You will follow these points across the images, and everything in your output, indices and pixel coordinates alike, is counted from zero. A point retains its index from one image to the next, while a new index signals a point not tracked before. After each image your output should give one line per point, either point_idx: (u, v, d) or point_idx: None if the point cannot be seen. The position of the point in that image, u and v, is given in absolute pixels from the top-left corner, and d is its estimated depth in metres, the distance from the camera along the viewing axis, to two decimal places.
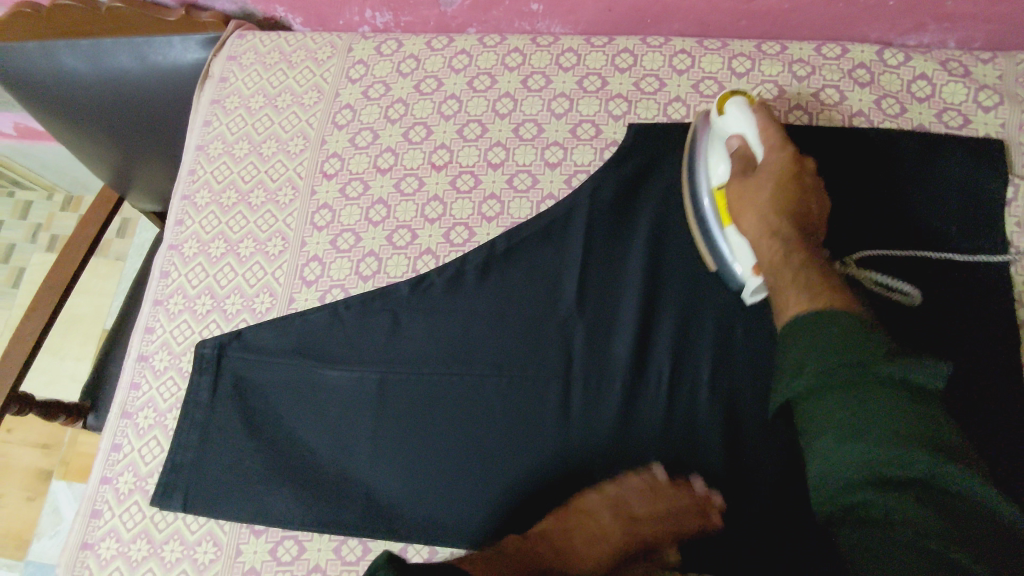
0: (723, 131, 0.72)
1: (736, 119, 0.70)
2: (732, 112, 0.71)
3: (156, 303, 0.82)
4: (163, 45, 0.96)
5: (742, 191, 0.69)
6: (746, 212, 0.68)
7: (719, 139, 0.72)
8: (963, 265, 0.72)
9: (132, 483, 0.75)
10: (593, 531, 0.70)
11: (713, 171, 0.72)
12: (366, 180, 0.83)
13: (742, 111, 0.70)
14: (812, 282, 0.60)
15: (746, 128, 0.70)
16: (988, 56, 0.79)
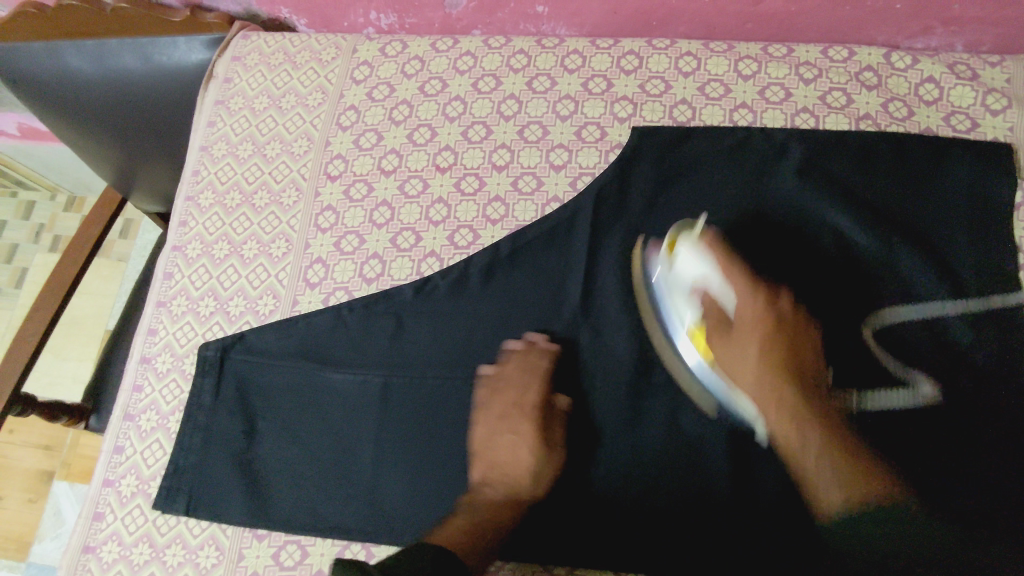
0: (680, 276, 0.70)
1: (690, 263, 0.69)
2: (686, 256, 0.69)
3: (159, 305, 0.81)
4: (167, 46, 0.96)
5: (724, 343, 0.68)
6: (737, 367, 0.67)
7: (679, 286, 0.71)
8: (973, 271, 0.72)
9: (134, 486, 0.74)
10: (509, 431, 0.71)
11: (685, 314, 0.71)
12: (371, 182, 0.82)
13: (698, 257, 0.69)
14: (831, 458, 0.58)
15: (707, 274, 0.69)
16: (996, 60, 0.78)
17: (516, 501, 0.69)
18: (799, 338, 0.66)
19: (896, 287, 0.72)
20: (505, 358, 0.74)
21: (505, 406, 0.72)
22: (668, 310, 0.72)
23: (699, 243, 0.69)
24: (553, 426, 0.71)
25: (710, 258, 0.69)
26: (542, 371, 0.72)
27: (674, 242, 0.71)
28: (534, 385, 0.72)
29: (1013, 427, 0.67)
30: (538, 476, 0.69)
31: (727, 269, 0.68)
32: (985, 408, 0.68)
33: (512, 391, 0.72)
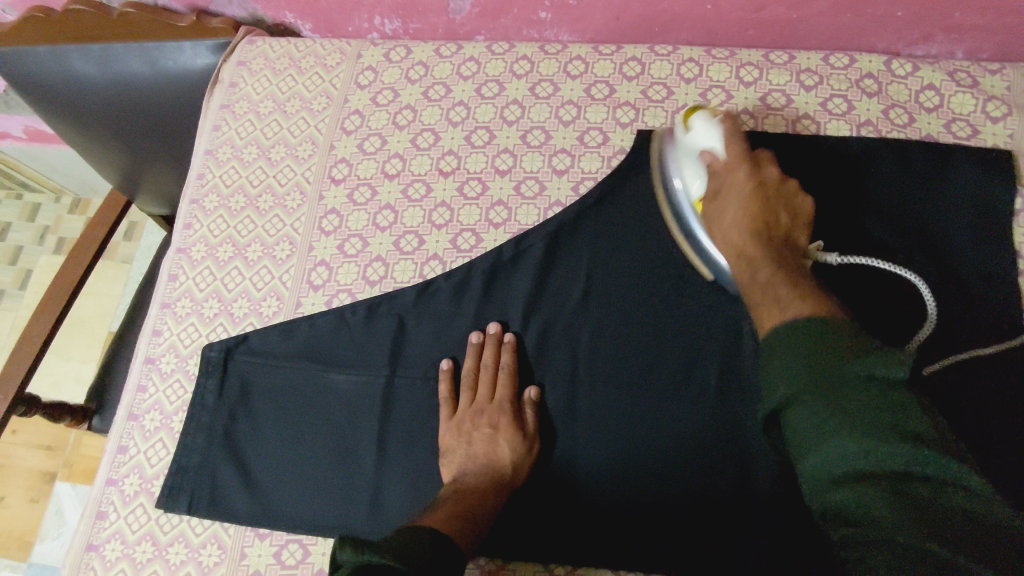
0: (690, 144, 0.70)
1: (701, 131, 0.69)
2: (698, 127, 0.70)
3: (163, 306, 0.82)
4: (174, 50, 0.97)
5: (715, 201, 0.68)
6: (722, 220, 0.67)
7: (689, 153, 0.71)
8: (974, 275, 0.72)
9: (137, 485, 0.75)
10: (484, 424, 0.72)
11: (691, 184, 0.70)
12: (374, 185, 0.83)
13: (708, 124, 0.69)
14: (788, 292, 0.58)
15: (712, 143, 0.69)
16: (997, 67, 0.79)
17: (493, 484, 0.69)
18: (781, 201, 0.66)
19: (900, 287, 0.73)
20: (472, 353, 0.75)
21: (476, 397, 0.74)
22: (674, 173, 0.72)
23: (713, 119, 0.69)
24: (526, 418, 0.73)
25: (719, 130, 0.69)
26: (507, 366, 0.74)
27: (687, 117, 0.71)
28: (502, 379, 0.74)
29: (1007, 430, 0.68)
30: (512, 462, 0.71)
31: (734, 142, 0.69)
32: (982, 413, 0.69)
33: (482, 385, 0.74)
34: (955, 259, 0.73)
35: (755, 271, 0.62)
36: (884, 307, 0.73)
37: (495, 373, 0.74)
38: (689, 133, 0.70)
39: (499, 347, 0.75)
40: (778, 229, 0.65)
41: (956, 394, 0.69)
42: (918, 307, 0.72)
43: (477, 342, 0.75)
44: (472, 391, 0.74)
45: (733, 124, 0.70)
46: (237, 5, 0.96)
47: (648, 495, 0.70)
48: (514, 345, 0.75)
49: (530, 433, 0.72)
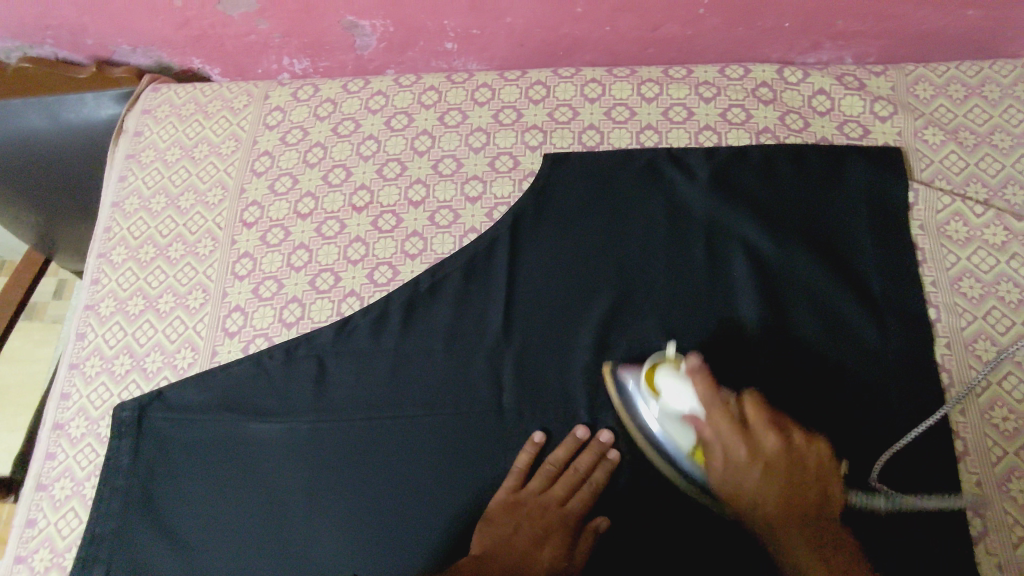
0: (667, 409, 0.65)
1: (673, 396, 0.64)
2: (667, 387, 0.64)
3: (72, 367, 0.78)
4: (76, 104, 0.96)
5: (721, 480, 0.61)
6: (734, 495, 0.60)
7: (669, 419, 0.65)
8: (877, 270, 0.73)
9: (48, 560, 0.70)
10: (539, 522, 0.69)
11: (679, 439, 0.65)
12: (287, 227, 0.82)
13: (677, 384, 0.64)
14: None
15: (689, 404, 0.63)
16: (880, 69, 0.83)
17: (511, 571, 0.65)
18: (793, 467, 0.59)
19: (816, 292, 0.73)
20: (568, 447, 0.70)
21: (549, 492, 0.70)
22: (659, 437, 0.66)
23: (678, 374, 0.64)
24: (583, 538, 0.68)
25: (689, 384, 0.63)
26: (597, 482, 0.69)
27: (652, 373, 0.67)
28: (585, 491, 0.69)
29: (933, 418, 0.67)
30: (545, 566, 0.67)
31: (708, 405, 0.61)
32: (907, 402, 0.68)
33: (562, 484, 0.70)
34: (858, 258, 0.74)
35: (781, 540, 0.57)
36: (798, 312, 0.72)
37: (581, 481, 0.69)
38: (661, 397, 0.65)
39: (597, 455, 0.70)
40: (807, 504, 0.58)
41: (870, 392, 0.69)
42: (828, 307, 0.72)
43: (580, 438, 0.70)
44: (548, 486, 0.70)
45: (702, 375, 0.62)
46: (141, 53, 0.95)
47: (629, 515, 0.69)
48: (616, 464, 0.70)
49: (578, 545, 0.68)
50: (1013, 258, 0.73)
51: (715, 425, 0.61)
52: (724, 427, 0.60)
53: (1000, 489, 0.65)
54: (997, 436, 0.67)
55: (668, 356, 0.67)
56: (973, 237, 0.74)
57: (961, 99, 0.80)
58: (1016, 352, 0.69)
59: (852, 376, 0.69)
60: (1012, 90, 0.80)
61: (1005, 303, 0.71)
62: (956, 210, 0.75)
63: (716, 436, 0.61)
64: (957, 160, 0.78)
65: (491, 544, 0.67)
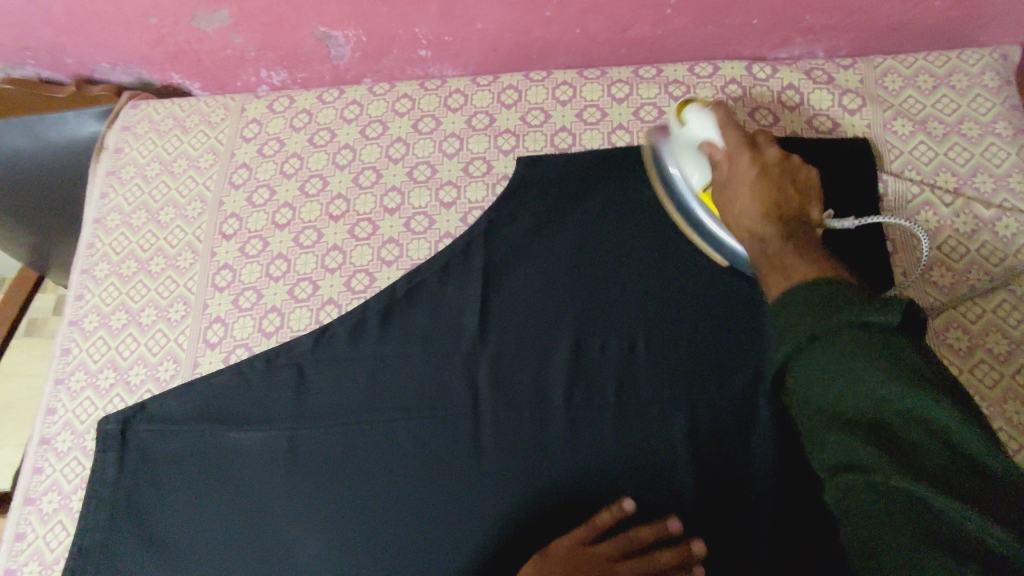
0: (688, 137, 0.71)
1: (699, 123, 0.69)
2: (692, 119, 0.70)
3: (57, 383, 0.79)
4: (58, 122, 0.97)
5: (722, 192, 0.67)
6: (732, 204, 0.66)
7: (687, 146, 0.71)
8: (849, 256, 0.73)
9: (37, 572, 0.71)
10: None
11: (692, 176, 0.71)
12: (265, 237, 0.83)
13: (701, 115, 0.70)
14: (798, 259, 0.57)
15: (706, 131, 0.69)
16: (849, 63, 0.83)
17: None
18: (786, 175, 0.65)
19: None
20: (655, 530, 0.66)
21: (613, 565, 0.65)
22: (674, 169, 0.73)
23: (704, 108, 0.70)
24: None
25: (714, 118, 0.69)
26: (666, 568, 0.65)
27: (683, 107, 0.72)
28: None
29: None
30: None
31: (728, 129, 0.68)
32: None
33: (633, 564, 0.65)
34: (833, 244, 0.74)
35: (757, 234, 0.63)
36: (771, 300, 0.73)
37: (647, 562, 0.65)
38: (685, 126, 0.71)
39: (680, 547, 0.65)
40: (787, 207, 0.63)
41: None
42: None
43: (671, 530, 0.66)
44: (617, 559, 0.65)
45: (728, 110, 0.69)
46: (121, 71, 0.97)
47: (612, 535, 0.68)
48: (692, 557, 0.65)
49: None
50: (983, 247, 0.73)
51: (727, 146, 0.68)
52: (734, 144, 0.67)
53: None
54: None
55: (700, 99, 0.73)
56: (943, 226, 0.74)
57: (930, 89, 0.81)
58: (986, 341, 0.69)
59: None
60: (980, 79, 0.80)
61: (976, 292, 0.71)
62: (925, 200, 0.76)
63: (726, 159, 0.68)
64: (926, 150, 0.78)
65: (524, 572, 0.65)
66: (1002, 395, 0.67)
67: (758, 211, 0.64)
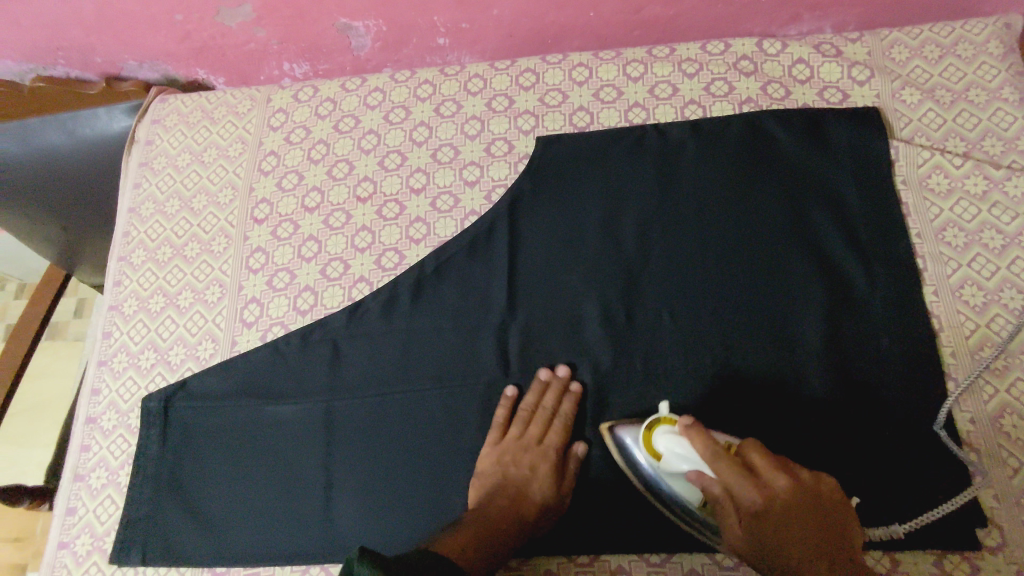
0: (671, 468, 0.64)
1: (673, 454, 0.63)
2: (667, 450, 0.63)
3: (101, 364, 0.82)
4: (90, 118, 1.02)
5: (741, 537, 0.59)
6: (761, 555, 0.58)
7: (676, 475, 0.64)
8: (870, 264, 0.74)
9: (89, 545, 0.74)
10: (524, 460, 0.70)
11: (690, 498, 0.64)
12: (296, 220, 0.86)
13: (675, 443, 0.63)
14: None
15: (688, 460, 0.62)
16: (856, 37, 0.86)
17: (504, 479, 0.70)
18: (811, 511, 0.57)
19: (809, 242, 0.75)
20: (534, 390, 0.73)
21: (526, 434, 0.71)
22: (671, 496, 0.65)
23: (675, 431, 0.63)
24: (568, 469, 0.70)
25: (687, 445, 0.62)
26: (566, 414, 0.71)
27: (651, 434, 0.65)
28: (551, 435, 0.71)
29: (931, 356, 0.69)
30: (539, 504, 0.68)
31: (709, 459, 0.59)
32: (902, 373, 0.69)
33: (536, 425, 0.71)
34: (850, 280, 0.73)
35: None
36: (791, 259, 0.75)
37: (551, 419, 0.72)
38: (662, 460, 0.64)
39: (562, 392, 0.73)
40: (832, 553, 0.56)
41: (863, 326, 0.71)
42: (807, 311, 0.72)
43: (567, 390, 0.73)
44: (525, 431, 0.72)
45: (696, 430, 0.61)
46: (148, 67, 1.00)
47: (635, 519, 0.68)
48: (579, 394, 0.73)
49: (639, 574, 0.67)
50: (994, 207, 0.75)
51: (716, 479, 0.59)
52: (731, 481, 0.58)
53: (992, 426, 0.67)
54: (988, 378, 0.68)
55: (664, 416, 0.66)
56: (955, 188, 0.77)
57: (936, 59, 0.83)
58: (1002, 295, 0.72)
59: (847, 318, 0.71)
60: (985, 47, 0.82)
61: (989, 250, 0.74)
62: (937, 163, 0.78)
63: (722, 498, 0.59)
64: (936, 117, 0.81)
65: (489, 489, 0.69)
66: (1019, 346, 0.69)
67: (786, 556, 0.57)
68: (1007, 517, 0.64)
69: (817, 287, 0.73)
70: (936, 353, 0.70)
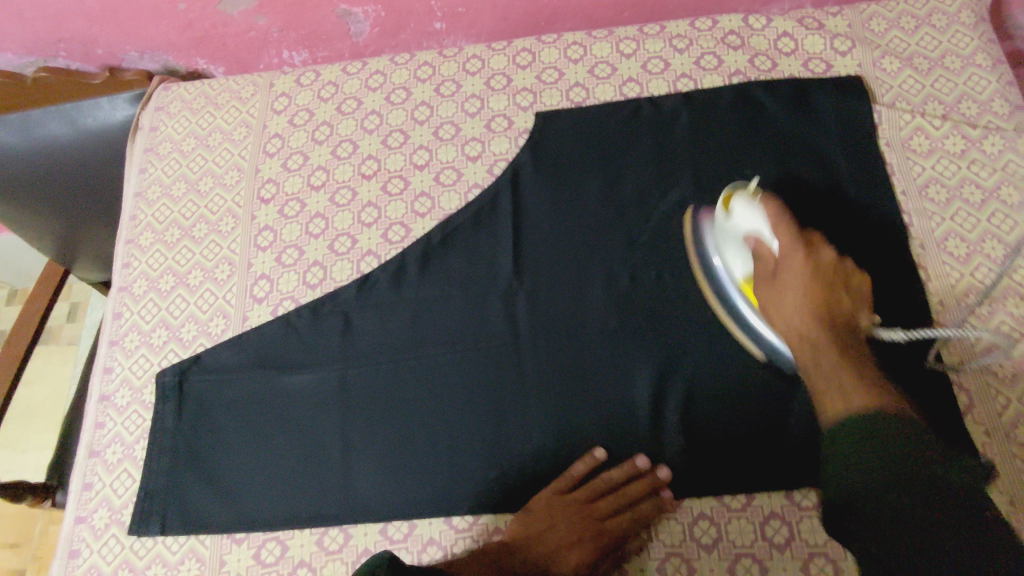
0: (733, 228, 0.69)
1: (743, 215, 0.68)
2: (738, 211, 0.69)
3: (112, 344, 0.84)
4: (92, 108, 1.03)
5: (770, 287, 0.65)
6: (778, 305, 0.64)
7: (732, 236, 0.69)
8: (859, 221, 0.77)
9: (107, 518, 0.75)
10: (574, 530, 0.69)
11: (735, 266, 0.69)
12: (303, 199, 0.88)
13: (749, 206, 0.68)
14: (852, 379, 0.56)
15: (755, 223, 0.67)
16: (836, 11, 0.90)
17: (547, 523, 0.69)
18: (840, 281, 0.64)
19: (802, 200, 0.78)
20: (623, 470, 0.70)
21: (594, 507, 0.69)
22: (717, 257, 0.71)
23: (753, 200, 0.68)
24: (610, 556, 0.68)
25: (762, 211, 0.67)
26: (642, 514, 0.67)
27: (728, 198, 0.71)
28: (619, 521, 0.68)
29: (920, 304, 0.73)
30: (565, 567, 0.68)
31: (778, 225, 0.66)
32: (895, 315, 0.72)
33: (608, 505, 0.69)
34: (841, 236, 0.76)
35: (804, 342, 0.61)
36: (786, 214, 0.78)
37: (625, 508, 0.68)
38: (731, 217, 0.69)
39: (652, 485, 0.68)
40: (839, 314, 0.62)
41: None
42: None
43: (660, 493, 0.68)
44: (592, 501, 0.70)
45: (777, 204, 0.67)
46: (149, 58, 1.02)
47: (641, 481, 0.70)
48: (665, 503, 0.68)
49: (654, 523, 0.69)
50: (973, 164, 0.79)
51: (775, 240, 0.66)
52: (786, 238, 0.65)
53: (981, 367, 0.70)
54: (974, 322, 0.72)
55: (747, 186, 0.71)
56: (935, 148, 0.81)
57: (913, 30, 0.88)
58: (984, 246, 0.75)
59: None
60: (957, 18, 0.87)
61: (970, 204, 0.77)
62: (918, 125, 0.82)
63: (777, 254, 0.66)
64: (915, 83, 0.85)
65: (524, 530, 0.68)
66: (1002, 293, 0.73)
67: (805, 310, 0.62)
68: (998, 450, 0.67)
69: None
70: (925, 300, 0.73)
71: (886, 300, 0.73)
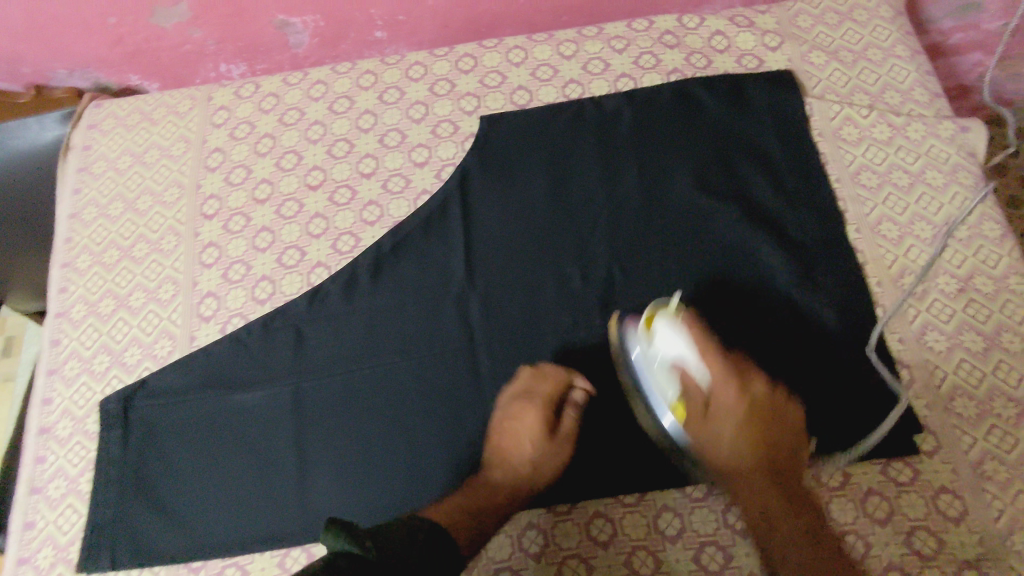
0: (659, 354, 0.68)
1: (669, 340, 0.67)
2: (663, 334, 0.67)
3: (51, 374, 0.80)
4: (19, 128, 0.98)
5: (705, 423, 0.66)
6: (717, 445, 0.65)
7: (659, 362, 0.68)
8: (798, 204, 0.80)
9: (52, 556, 0.71)
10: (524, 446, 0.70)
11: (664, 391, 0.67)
12: (248, 213, 0.86)
13: (674, 331, 0.67)
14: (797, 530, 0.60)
15: (682, 352, 0.66)
16: (764, 9, 0.94)
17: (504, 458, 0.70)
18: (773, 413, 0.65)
19: (744, 189, 0.81)
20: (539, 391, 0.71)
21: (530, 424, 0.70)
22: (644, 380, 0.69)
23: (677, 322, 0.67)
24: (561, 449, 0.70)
25: (687, 335, 0.66)
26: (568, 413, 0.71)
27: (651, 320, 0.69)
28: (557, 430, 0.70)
29: (860, 284, 0.75)
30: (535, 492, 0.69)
31: (704, 351, 0.66)
32: (839, 296, 0.75)
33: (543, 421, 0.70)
34: (783, 221, 0.79)
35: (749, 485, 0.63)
36: (729, 204, 0.80)
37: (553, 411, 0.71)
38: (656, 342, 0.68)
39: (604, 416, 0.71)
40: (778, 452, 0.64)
41: (800, 259, 0.76)
42: (740, 217, 0.79)
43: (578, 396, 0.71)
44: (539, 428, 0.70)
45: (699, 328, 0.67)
46: (78, 76, 0.98)
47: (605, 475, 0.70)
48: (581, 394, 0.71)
49: (617, 517, 0.69)
50: (900, 150, 0.83)
51: (704, 372, 0.66)
52: (716, 370, 0.65)
53: (917, 343, 0.72)
54: (910, 300, 0.75)
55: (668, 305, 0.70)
56: (864, 136, 0.84)
57: (836, 24, 0.92)
58: (914, 228, 0.79)
59: (783, 254, 0.77)
60: (876, 13, 0.92)
61: (899, 188, 0.81)
62: (847, 115, 0.86)
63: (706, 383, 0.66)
64: (842, 75, 0.89)
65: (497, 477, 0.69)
66: (933, 271, 0.76)
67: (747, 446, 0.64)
68: (937, 421, 0.69)
69: (753, 229, 0.78)
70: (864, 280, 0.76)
71: (831, 280, 0.75)
